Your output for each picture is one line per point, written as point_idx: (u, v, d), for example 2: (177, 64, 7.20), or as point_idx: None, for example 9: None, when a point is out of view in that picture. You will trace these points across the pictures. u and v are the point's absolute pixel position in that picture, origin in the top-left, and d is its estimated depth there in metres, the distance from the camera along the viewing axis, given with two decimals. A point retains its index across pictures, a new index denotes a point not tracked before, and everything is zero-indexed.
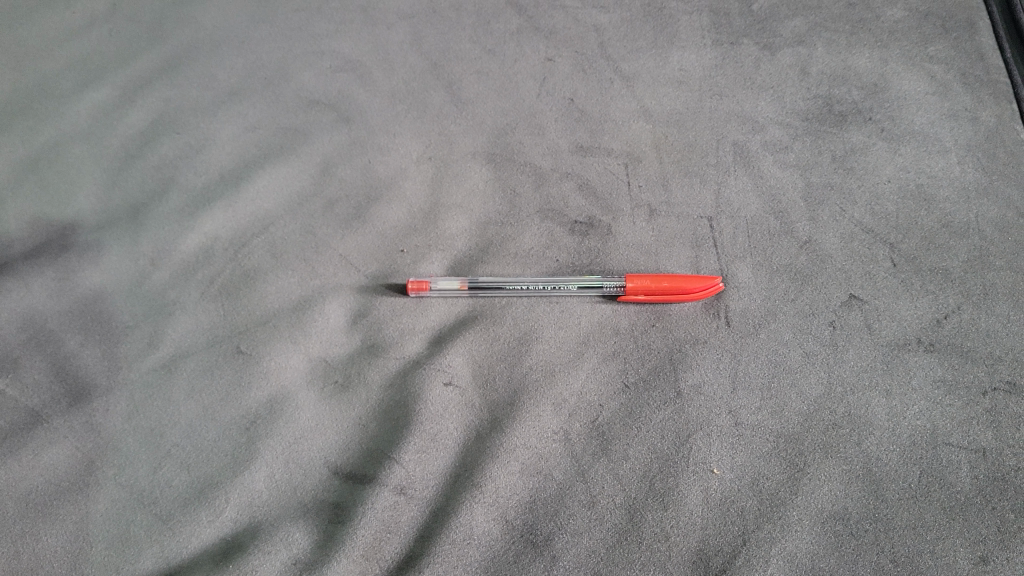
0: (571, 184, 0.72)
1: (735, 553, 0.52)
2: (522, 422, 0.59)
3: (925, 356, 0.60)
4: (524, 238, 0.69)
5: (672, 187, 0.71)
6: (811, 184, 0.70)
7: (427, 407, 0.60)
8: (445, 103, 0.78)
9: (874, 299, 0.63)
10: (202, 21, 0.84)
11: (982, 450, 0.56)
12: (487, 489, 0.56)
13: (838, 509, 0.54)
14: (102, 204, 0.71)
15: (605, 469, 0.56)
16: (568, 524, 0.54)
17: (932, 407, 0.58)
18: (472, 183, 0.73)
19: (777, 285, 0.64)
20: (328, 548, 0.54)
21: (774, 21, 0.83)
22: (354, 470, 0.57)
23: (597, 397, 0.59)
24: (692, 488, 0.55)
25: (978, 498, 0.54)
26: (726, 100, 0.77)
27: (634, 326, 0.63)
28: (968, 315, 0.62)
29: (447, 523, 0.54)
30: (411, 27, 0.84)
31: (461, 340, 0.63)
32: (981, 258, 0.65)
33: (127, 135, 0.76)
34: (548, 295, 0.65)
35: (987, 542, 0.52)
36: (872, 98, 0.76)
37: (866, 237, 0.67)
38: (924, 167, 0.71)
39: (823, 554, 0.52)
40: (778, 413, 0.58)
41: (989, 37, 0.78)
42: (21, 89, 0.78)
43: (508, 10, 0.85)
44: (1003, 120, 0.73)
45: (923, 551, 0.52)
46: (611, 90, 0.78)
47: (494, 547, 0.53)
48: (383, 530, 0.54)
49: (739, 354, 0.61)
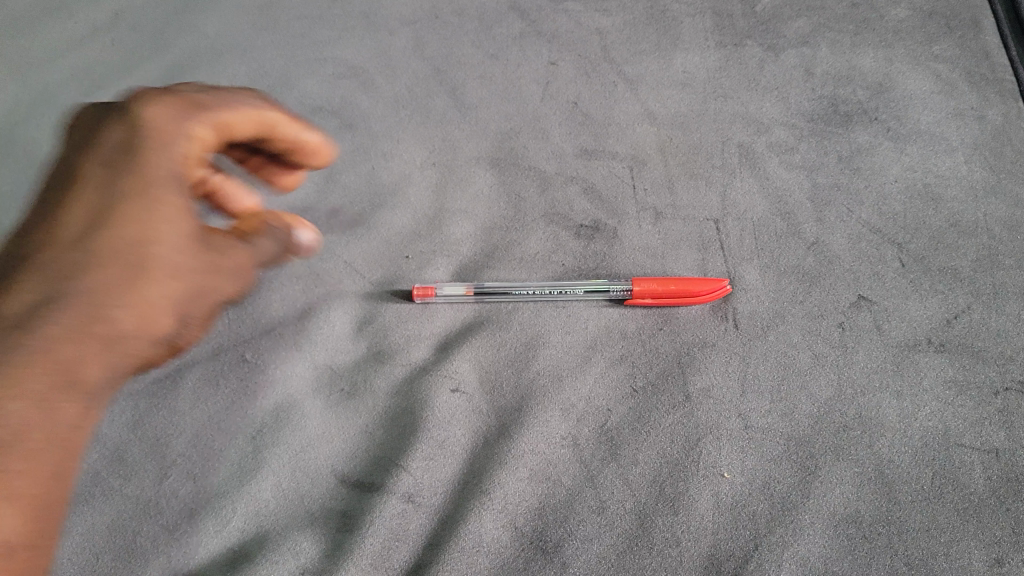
0: (576, 188, 0.72)
1: (747, 558, 0.51)
2: (529, 427, 0.58)
3: (935, 357, 0.60)
4: (529, 244, 0.69)
5: (678, 190, 0.71)
6: (817, 185, 0.70)
7: (434, 413, 0.59)
8: (449, 108, 0.78)
9: (883, 300, 0.63)
10: (203, 29, 0.84)
11: (995, 450, 0.55)
12: (495, 495, 0.55)
13: (850, 511, 0.53)
14: None
15: (614, 473, 0.56)
16: (578, 530, 0.53)
17: (943, 408, 0.57)
18: (477, 188, 0.72)
19: (784, 287, 0.64)
20: (336, 556, 0.53)
21: (778, 22, 0.83)
22: (361, 479, 0.57)
23: (605, 402, 0.59)
24: (701, 492, 0.54)
25: (992, 499, 0.53)
26: (730, 101, 0.77)
27: (642, 330, 0.63)
28: (978, 315, 0.62)
29: (456, 530, 0.54)
30: (414, 34, 0.84)
31: (467, 347, 0.63)
32: (991, 257, 0.64)
33: None
34: (560, 298, 0.65)
35: (1003, 544, 0.51)
36: (877, 98, 0.76)
37: (874, 237, 0.66)
38: (931, 166, 0.70)
39: (836, 558, 0.51)
40: (788, 415, 0.57)
41: (994, 37, 0.79)
42: (22, 99, 0.78)
43: (510, 15, 0.85)
44: (1009, 119, 0.73)
45: (938, 554, 0.51)
46: (616, 94, 0.78)
47: (503, 555, 0.53)
48: (391, 538, 0.54)
49: (747, 356, 0.60)
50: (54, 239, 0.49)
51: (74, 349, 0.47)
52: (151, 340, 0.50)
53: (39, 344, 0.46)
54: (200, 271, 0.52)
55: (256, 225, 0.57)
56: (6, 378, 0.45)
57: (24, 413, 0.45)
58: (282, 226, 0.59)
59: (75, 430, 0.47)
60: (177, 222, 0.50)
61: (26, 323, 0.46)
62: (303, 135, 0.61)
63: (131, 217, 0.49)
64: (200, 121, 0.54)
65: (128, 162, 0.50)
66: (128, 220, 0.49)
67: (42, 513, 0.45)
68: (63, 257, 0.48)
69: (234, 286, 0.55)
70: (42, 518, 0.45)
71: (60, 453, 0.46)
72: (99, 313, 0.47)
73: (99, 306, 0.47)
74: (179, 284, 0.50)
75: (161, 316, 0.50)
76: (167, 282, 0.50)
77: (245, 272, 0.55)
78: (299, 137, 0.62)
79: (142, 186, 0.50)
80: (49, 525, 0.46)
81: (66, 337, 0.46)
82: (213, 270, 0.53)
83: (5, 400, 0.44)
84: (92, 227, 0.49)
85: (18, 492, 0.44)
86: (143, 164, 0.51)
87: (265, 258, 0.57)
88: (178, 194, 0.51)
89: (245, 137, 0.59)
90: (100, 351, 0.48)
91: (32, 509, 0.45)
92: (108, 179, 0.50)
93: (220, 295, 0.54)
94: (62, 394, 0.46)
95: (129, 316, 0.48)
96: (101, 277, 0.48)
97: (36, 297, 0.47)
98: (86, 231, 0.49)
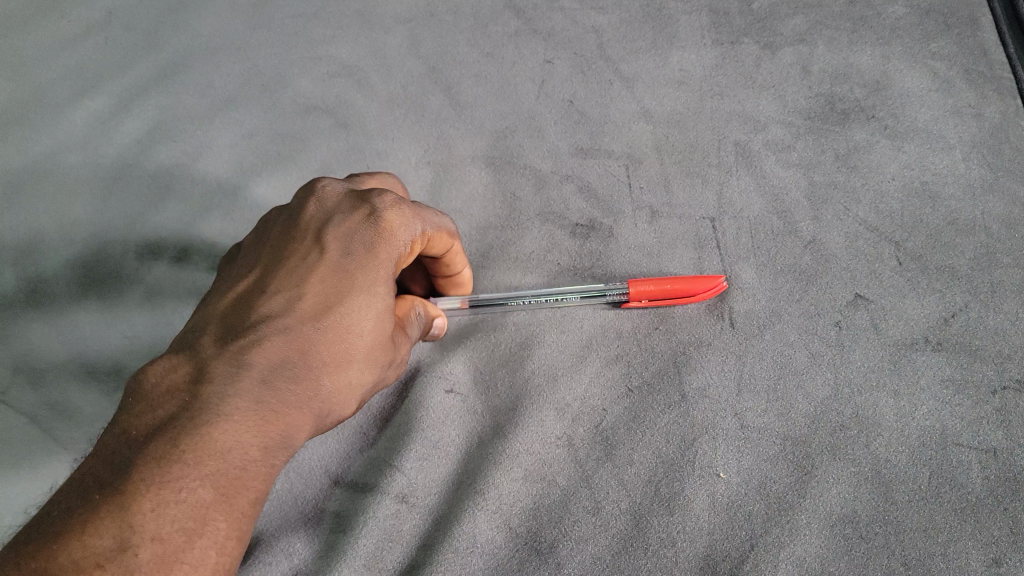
0: (572, 186, 0.71)
1: (743, 559, 0.51)
2: (525, 428, 0.58)
3: (932, 356, 0.59)
4: (525, 243, 0.68)
5: (674, 189, 0.70)
6: (814, 182, 0.70)
7: (429, 413, 0.59)
8: (444, 106, 0.78)
9: (880, 299, 0.62)
10: (198, 28, 0.84)
11: (993, 449, 0.55)
12: (490, 496, 0.55)
13: (846, 511, 0.53)
14: (99, 213, 0.71)
15: (609, 474, 0.55)
16: (573, 531, 0.53)
17: (940, 407, 0.57)
18: (472, 187, 0.72)
19: (781, 285, 0.64)
20: (329, 558, 0.53)
21: (775, 19, 0.82)
22: (355, 479, 0.57)
23: (600, 401, 0.59)
24: (697, 492, 0.54)
25: (989, 499, 0.53)
26: (726, 99, 0.76)
27: (638, 329, 0.62)
28: (976, 313, 0.61)
29: (450, 531, 0.54)
30: (409, 32, 0.83)
31: (463, 347, 0.63)
32: (989, 255, 0.64)
33: (124, 143, 0.76)
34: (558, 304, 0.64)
35: (1000, 544, 0.51)
36: (874, 96, 0.75)
37: (871, 235, 0.66)
38: (929, 164, 0.70)
39: (832, 558, 0.51)
40: (784, 415, 0.57)
41: (992, 34, 0.78)
42: (15, 99, 0.78)
43: (506, 13, 0.85)
44: (1007, 117, 0.72)
45: (935, 554, 0.51)
46: (612, 92, 0.78)
47: (497, 555, 0.53)
48: (386, 539, 0.54)
49: (743, 355, 0.60)
50: (284, 307, 0.49)
51: (300, 418, 0.46)
52: (334, 422, 0.50)
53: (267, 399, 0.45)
54: (385, 363, 0.52)
55: (405, 313, 0.57)
56: (253, 418, 0.44)
57: (258, 459, 0.43)
58: (423, 306, 0.58)
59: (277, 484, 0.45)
60: (383, 321, 0.51)
61: (268, 378, 0.46)
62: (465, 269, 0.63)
63: (356, 306, 0.50)
64: (420, 232, 0.55)
65: (361, 259, 0.51)
66: (363, 309, 0.50)
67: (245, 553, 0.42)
68: (296, 328, 0.48)
69: (395, 375, 0.55)
70: (238, 560, 0.42)
71: (262, 499, 0.44)
72: (318, 382, 0.47)
73: (318, 376, 0.48)
74: (371, 374, 0.51)
75: (352, 398, 0.50)
76: (365, 368, 0.50)
77: (402, 364, 0.55)
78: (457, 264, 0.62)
79: (362, 280, 0.51)
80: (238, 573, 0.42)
81: (291, 400, 0.46)
82: (389, 364, 0.53)
83: (247, 443, 0.43)
84: (323, 306, 0.49)
85: (233, 527, 0.41)
86: (376, 259, 0.52)
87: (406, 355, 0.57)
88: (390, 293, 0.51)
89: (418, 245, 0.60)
90: (310, 417, 0.47)
91: (236, 551, 0.41)
92: (340, 264, 0.51)
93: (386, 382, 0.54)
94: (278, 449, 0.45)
95: (336, 394, 0.48)
96: (326, 352, 0.48)
97: (273, 351, 0.47)
98: (322, 309, 0.49)
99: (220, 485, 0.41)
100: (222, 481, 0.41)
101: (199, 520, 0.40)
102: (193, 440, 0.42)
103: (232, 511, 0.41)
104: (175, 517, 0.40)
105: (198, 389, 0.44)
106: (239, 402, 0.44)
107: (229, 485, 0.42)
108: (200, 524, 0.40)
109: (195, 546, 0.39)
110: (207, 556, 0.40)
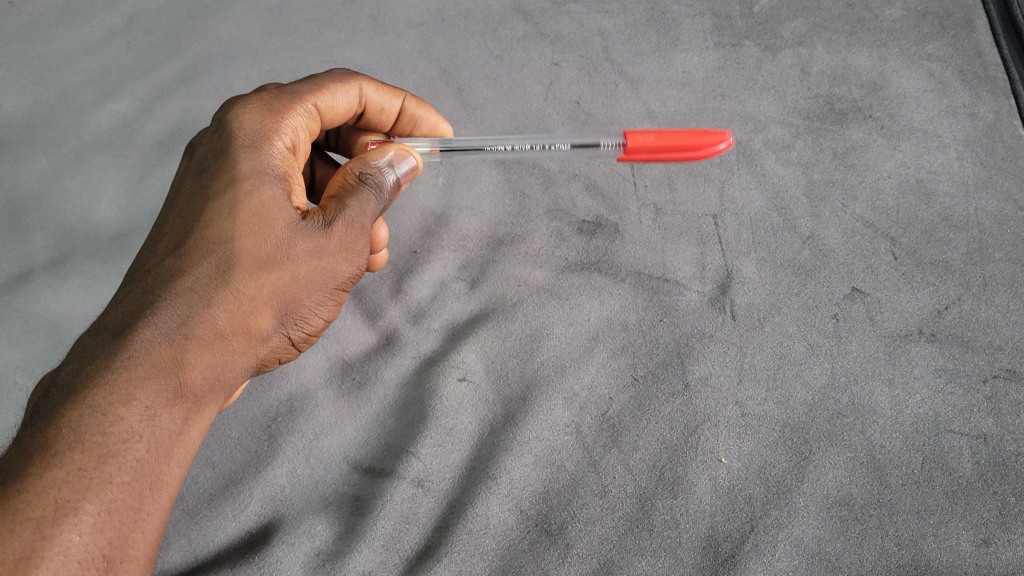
0: (579, 185, 0.74)
1: (743, 539, 0.54)
2: (533, 415, 0.61)
3: (926, 347, 0.62)
4: (533, 239, 0.71)
5: (678, 187, 0.73)
6: (813, 180, 0.72)
7: (443, 402, 0.62)
8: (456, 108, 0.80)
9: (877, 292, 0.65)
10: (216, 33, 0.87)
11: (983, 436, 0.58)
12: (503, 480, 0.58)
13: (843, 494, 0.55)
14: (125, 213, 0.74)
15: (616, 459, 0.58)
16: (581, 513, 0.56)
17: (933, 396, 0.59)
18: (483, 185, 0.75)
19: (781, 279, 0.66)
20: (349, 539, 0.56)
21: (775, 23, 0.85)
22: (372, 464, 0.60)
23: (607, 390, 0.61)
24: (699, 477, 0.57)
25: (979, 482, 0.56)
26: (728, 100, 0.79)
27: (642, 321, 0.65)
28: (968, 305, 0.64)
29: (463, 514, 0.56)
30: (421, 36, 0.86)
31: (475, 338, 0.65)
32: (982, 251, 0.67)
33: (147, 144, 0.79)
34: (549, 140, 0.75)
35: (989, 525, 0.54)
36: (872, 96, 0.78)
37: (867, 231, 0.68)
38: (924, 162, 0.72)
39: (829, 539, 0.54)
40: (783, 403, 0.60)
41: (986, 36, 0.81)
42: (41, 102, 0.81)
43: (515, 17, 0.87)
44: (1001, 115, 0.75)
45: (926, 535, 0.54)
46: (617, 93, 0.80)
47: (509, 536, 0.56)
48: (403, 521, 0.56)
49: (744, 346, 0.63)
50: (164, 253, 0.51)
51: (177, 355, 0.48)
52: (246, 336, 0.51)
53: (133, 356, 0.47)
54: (305, 242, 0.52)
55: (343, 180, 0.57)
56: (115, 388, 0.46)
57: (132, 422, 0.46)
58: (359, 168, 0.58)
59: (176, 438, 0.48)
60: (277, 203, 0.53)
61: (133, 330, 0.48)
62: (401, 101, 0.69)
63: (224, 217, 0.51)
64: (289, 129, 0.58)
65: (226, 164, 0.54)
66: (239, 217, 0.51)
67: (139, 518, 0.45)
68: (166, 269, 0.50)
69: (341, 264, 0.54)
70: (123, 528, 0.44)
71: (152, 457, 0.46)
72: (198, 314, 0.49)
73: (194, 312, 0.49)
74: (270, 273, 0.51)
75: (260, 309, 0.51)
76: (258, 272, 0.51)
77: (351, 244, 0.55)
78: (388, 106, 0.69)
79: (233, 180, 0.53)
80: (134, 538, 0.45)
81: (157, 356, 0.47)
82: (312, 242, 0.53)
83: (115, 410, 0.46)
84: (190, 237, 0.51)
85: (103, 503, 0.44)
86: (241, 165, 0.53)
87: (371, 210, 0.57)
88: (270, 188, 0.53)
89: (336, 121, 0.66)
90: (197, 355, 0.49)
91: (115, 522, 0.44)
92: (207, 188, 0.53)
93: (317, 277, 0.53)
94: (157, 401, 0.47)
95: (227, 315, 0.50)
96: (200, 278, 0.50)
97: (129, 317, 0.49)
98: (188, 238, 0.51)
99: (76, 463, 0.43)
100: (81, 457, 0.44)
101: (57, 507, 0.42)
102: (48, 434, 0.44)
103: (95, 484, 0.44)
104: (23, 509, 0.41)
105: (63, 380, 0.47)
106: (90, 383, 0.46)
107: (91, 461, 0.44)
108: (54, 511, 0.42)
109: (52, 535, 0.41)
110: (73, 540, 0.42)
